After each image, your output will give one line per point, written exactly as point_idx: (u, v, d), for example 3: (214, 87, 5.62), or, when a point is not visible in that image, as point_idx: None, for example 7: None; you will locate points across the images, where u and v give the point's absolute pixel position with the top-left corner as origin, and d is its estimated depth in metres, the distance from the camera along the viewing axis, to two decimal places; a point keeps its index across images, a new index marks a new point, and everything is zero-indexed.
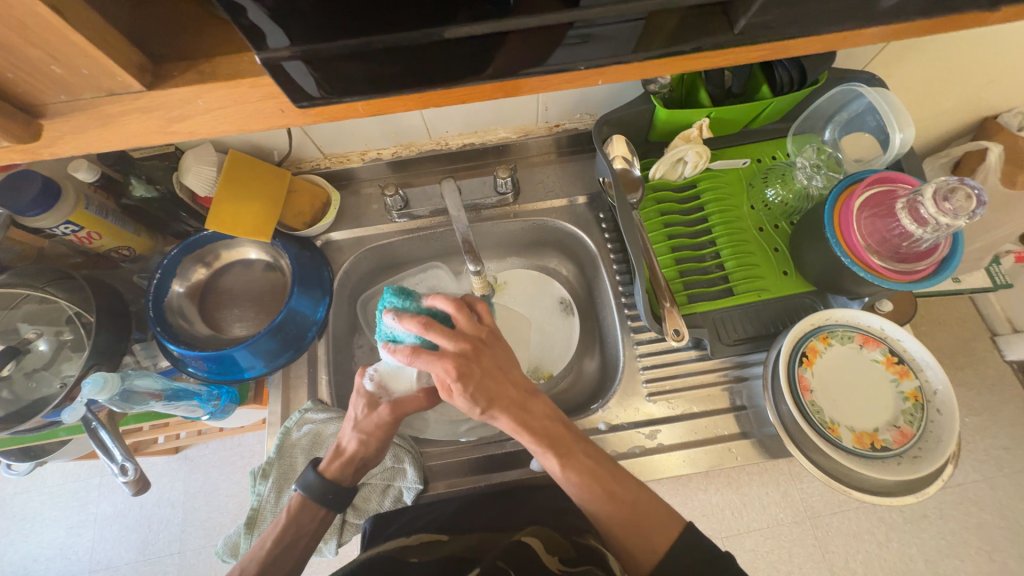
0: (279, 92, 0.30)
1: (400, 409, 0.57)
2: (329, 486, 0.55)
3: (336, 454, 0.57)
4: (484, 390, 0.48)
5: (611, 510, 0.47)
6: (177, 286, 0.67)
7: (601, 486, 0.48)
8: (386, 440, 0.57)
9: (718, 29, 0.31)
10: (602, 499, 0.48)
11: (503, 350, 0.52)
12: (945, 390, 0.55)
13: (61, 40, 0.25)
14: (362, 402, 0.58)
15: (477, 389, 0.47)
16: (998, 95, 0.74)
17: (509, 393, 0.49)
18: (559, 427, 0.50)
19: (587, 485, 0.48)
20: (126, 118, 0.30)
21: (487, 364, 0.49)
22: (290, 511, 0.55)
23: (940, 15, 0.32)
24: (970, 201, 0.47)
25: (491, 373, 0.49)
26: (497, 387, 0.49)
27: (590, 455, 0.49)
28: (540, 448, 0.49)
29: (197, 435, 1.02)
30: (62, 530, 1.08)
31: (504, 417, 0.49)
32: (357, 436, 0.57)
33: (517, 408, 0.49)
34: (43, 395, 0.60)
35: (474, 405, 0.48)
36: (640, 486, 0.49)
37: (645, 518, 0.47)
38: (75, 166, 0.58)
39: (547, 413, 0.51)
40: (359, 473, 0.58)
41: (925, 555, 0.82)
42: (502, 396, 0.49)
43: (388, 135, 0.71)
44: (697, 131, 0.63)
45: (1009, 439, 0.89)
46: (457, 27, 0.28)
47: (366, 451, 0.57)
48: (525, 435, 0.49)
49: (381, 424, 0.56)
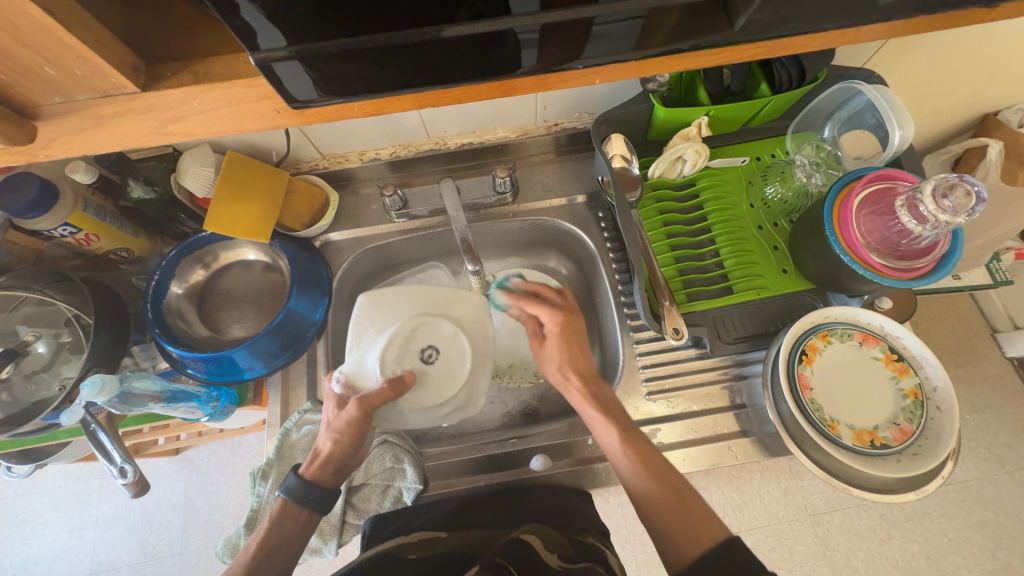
0: (274, 93, 0.30)
1: (364, 405, 0.55)
2: (309, 487, 0.55)
3: (315, 457, 0.58)
4: (571, 346, 0.57)
5: (661, 494, 0.47)
6: (176, 288, 0.67)
7: (654, 469, 0.49)
8: (359, 438, 0.57)
9: (718, 26, 0.31)
10: (661, 484, 0.47)
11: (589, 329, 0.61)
12: (945, 388, 0.55)
13: (54, 41, 0.25)
14: (333, 404, 0.58)
15: (568, 343, 0.57)
16: (998, 91, 0.74)
17: (585, 364, 0.57)
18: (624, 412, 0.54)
19: (644, 466, 0.49)
20: (119, 119, 0.30)
21: (577, 333, 0.58)
22: (275, 512, 0.55)
23: (937, 12, 0.32)
24: (969, 198, 0.47)
25: (577, 337, 0.58)
26: (581, 352, 0.57)
27: (647, 442, 0.51)
28: (604, 420, 0.53)
29: (197, 436, 1.02)
30: (63, 531, 1.08)
31: (578, 379, 0.56)
32: (331, 436, 0.57)
33: (593, 379, 0.56)
34: (43, 397, 0.60)
35: (558, 356, 0.57)
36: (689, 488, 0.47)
37: (693, 512, 0.45)
38: (72, 168, 0.57)
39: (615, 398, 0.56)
40: (339, 473, 0.58)
41: (926, 552, 0.82)
42: (580, 361, 0.57)
43: (387, 134, 0.71)
44: (696, 130, 0.63)
45: (1011, 436, 0.89)
46: (456, 27, 0.28)
47: (340, 449, 0.57)
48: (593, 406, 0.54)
49: (350, 421, 0.55)
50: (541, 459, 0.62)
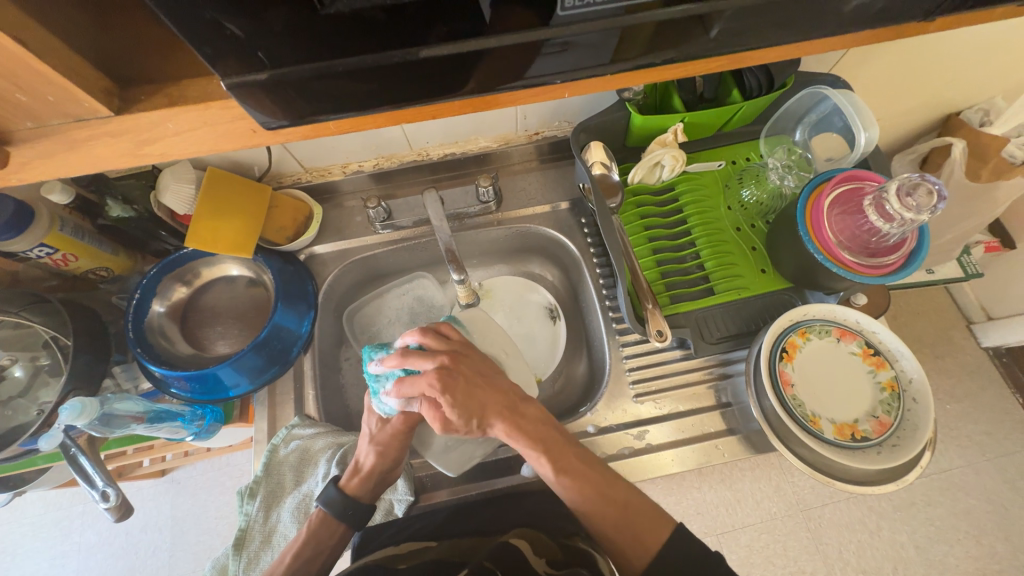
0: (250, 112, 0.30)
1: (413, 417, 0.57)
2: (349, 501, 0.55)
3: (356, 470, 0.57)
4: (469, 401, 0.51)
5: (605, 512, 0.48)
6: (157, 306, 0.66)
7: (595, 488, 0.49)
8: (403, 451, 0.57)
9: (692, 36, 0.32)
10: (597, 500, 0.49)
11: (480, 359, 0.55)
12: (920, 379, 0.57)
13: (24, 69, 0.26)
14: (375, 418, 0.58)
15: (463, 403, 0.50)
16: (959, 93, 0.77)
17: (498, 399, 0.53)
18: (552, 432, 0.52)
19: (581, 488, 0.49)
20: (91, 142, 0.30)
21: (468, 373, 0.52)
22: (312, 525, 0.55)
23: (884, 26, 0.33)
24: (931, 197, 0.49)
25: (471, 381, 0.52)
26: (484, 397, 0.52)
27: (582, 458, 0.51)
28: (534, 452, 0.51)
29: (183, 457, 1.00)
30: (44, 562, 1.05)
31: (493, 420, 0.52)
32: (374, 449, 0.56)
33: (510, 411, 0.52)
34: (20, 423, 0.58)
35: (466, 418, 0.51)
36: (633, 490, 0.50)
37: (635, 519, 0.48)
38: (48, 188, 0.56)
39: (539, 417, 0.53)
40: (378, 487, 0.58)
41: (915, 542, 0.84)
42: (492, 404, 0.52)
43: (369, 147, 0.71)
44: (672, 136, 0.65)
45: (989, 424, 0.92)
46: (429, 48, 0.29)
47: (384, 462, 0.56)
48: (517, 439, 0.52)
49: (398, 435, 0.57)
50: (533, 465, 0.62)
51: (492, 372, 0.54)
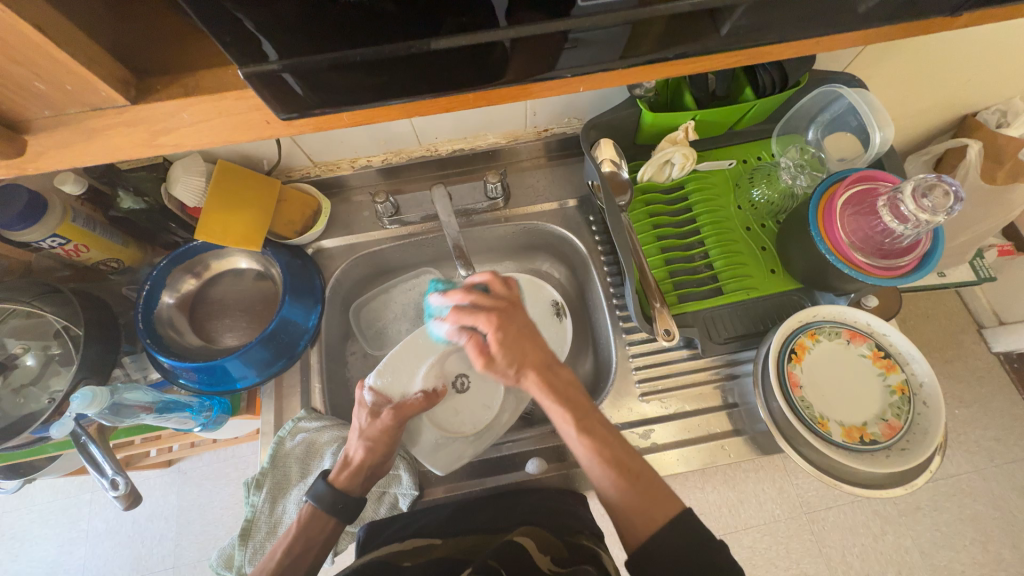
0: (264, 103, 0.30)
1: (402, 412, 0.59)
2: (339, 495, 0.55)
3: (345, 464, 0.57)
4: (516, 343, 0.51)
5: (618, 484, 0.45)
6: (167, 297, 0.67)
7: (613, 456, 0.47)
8: (392, 445, 0.58)
9: (705, 33, 0.31)
10: (610, 471, 0.46)
11: (527, 312, 0.55)
12: (931, 383, 0.56)
13: (44, 56, 0.26)
14: (365, 412, 0.59)
15: (509, 346, 0.51)
16: (977, 93, 0.76)
17: (538, 354, 0.52)
18: (582, 396, 0.51)
19: (596, 451, 0.47)
20: (108, 131, 0.30)
21: (520, 322, 0.53)
22: (302, 518, 0.55)
23: (906, 22, 0.33)
24: (947, 198, 0.48)
25: (522, 331, 0.53)
26: (528, 347, 0.52)
27: (605, 428, 0.49)
28: (561, 411, 0.49)
29: (190, 447, 1.01)
30: (52, 548, 1.06)
31: (532, 373, 0.51)
32: (363, 444, 0.57)
33: (545, 368, 0.51)
34: (31, 410, 0.59)
35: (509, 359, 0.50)
36: (648, 467, 0.47)
37: (651, 503, 0.44)
38: (61, 179, 0.57)
39: (571, 381, 0.52)
40: (367, 481, 0.58)
41: (920, 547, 0.83)
42: (532, 355, 0.51)
43: (378, 142, 0.71)
44: (683, 133, 0.64)
45: (999, 429, 0.91)
46: (441, 40, 0.28)
47: (373, 456, 0.57)
48: (549, 398, 0.50)
49: (388, 429, 0.58)
50: (537, 463, 0.62)
51: (537, 330, 0.54)
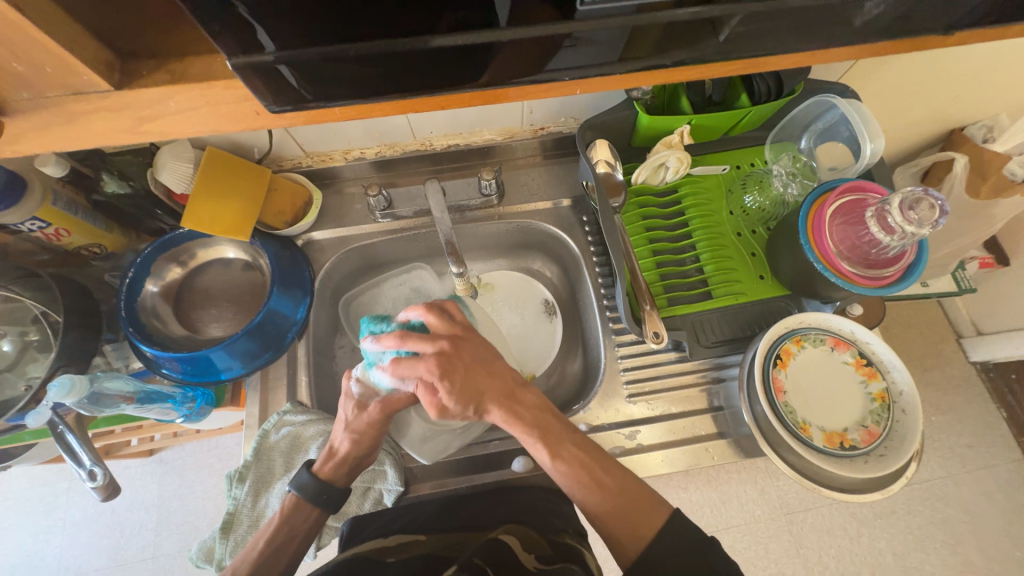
0: (254, 93, 0.29)
1: (388, 406, 0.57)
2: (322, 486, 0.55)
3: (330, 456, 0.57)
4: (467, 385, 0.51)
5: (599, 500, 0.46)
6: (151, 285, 0.65)
7: (589, 477, 0.47)
8: (378, 438, 0.57)
9: (701, 38, 0.31)
10: (590, 490, 0.47)
11: (481, 340, 0.55)
12: (910, 392, 0.57)
13: (23, 36, 0.25)
14: (351, 404, 0.58)
15: (459, 388, 0.50)
16: (965, 109, 0.78)
17: (496, 386, 0.52)
18: (549, 418, 0.51)
19: (574, 476, 0.48)
20: (90, 116, 0.29)
21: (466, 358, 0.52)
22: (285, 510, 0.54)
23: (900, 38, 0.33)
24: (932, 212, 0.49)
25: (471, 366, 0.52)
26: (483, 382, 0.51)
27: (580, 447, 0.49)
28: (530, 438, 0.50)
29: (172, 437, 1.00)
30: (28, 536, 1.04)
31: (493, 407, 0.51)
32: (349, 436, 0.57)
33: (507, 399, 0.51)
34: (8, 397, 0.57)
35: (465, 401, 0.50)
36: (628, 473, 0.48)
37: (635, 504, 0.46)
38: (43, 160, 0.55)
39: (537, 403, 0.52)
40: (352, 474, 0.58)
41: (893, 549, 0.86)
42: (489, 388, 0.51)
43: (372, 134, 0.70)
44: (678, 137, 0.65)
45: (973, 437, 0.93)
46: (439, 37, 0.28)
47: (359, 449, 0.57)
48: (515, 427, 0.50)
49: (374, 422, 0.56)
50: (523, 461, 0.63)
51: (493, 357, 0.54)
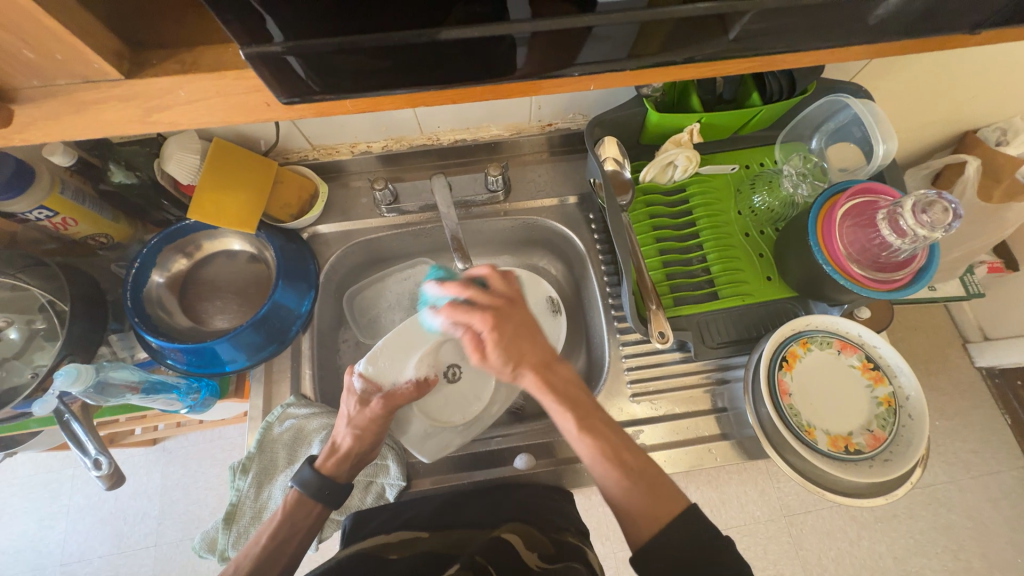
0: (264, 85, 0.29)
1: (391, 402, 0.60)
2: (325, 482, 0.55)
3: (332, 451, 0.57)
4: (513, 344, 0.52)
5: (619, 481, 0.46)
6: (157, 276, 0.65)
7: (615, 455, 0.47)
8: (380, 434, 0.58)
9: (715, 35, 0.31)
10: (611, 468, 0.46)
11: (529, 308, 0.55)
12: (917, 397, 0.57)
13: (33, 23, 0.25)
14: (353, 399, 0.59)
15: (506, 345, 0.51)
16: (979, 111, 0.77)
17: (538, 353, 0.52)
18: (581, 394, 0.51)
19: (601, 451, 0.47)
20: (99, 105, 0.29)
21: (516, 322, 0.53)
22: (287, 505, 0.54)
23: (921, 36, 0.32)
24: (946, 215, 0.48)
25: (520, 329, 0.53)
26: (525, 346, 0.52)
27: (606, 424, 0.49)
28: (561, 408, 0.49)
29: (176, 427, 1.00)
30: (33, 522, 1.06)
31: (531, 370, 0.51)
32: (352, 432, 0.57)
33: (544, 367, 0.51)
34: (14, 385, 0.58)
35: (507, 358, 0.51)
36: (651, 464, 0.47)
37: (649, 496, 0.45)
38: (50, 149, 0.55)
39: (570, 378, 0.52)
40: (355, 467, 0.58)
41: (893, 553, 0.85)
42: (530, 352, 0.52)
43: (379, 128, 0.70)
44: (688, 136, 0.64)
45: (977, 442, 0.93)
46: (451, 30, 0.27)
47: (360, 444, 0.57)
48: (548, 395, 0.50)
49: (376, 418, 0.58)
50: (525, 458, 0.62)
51: (538, 326, 0.54)
